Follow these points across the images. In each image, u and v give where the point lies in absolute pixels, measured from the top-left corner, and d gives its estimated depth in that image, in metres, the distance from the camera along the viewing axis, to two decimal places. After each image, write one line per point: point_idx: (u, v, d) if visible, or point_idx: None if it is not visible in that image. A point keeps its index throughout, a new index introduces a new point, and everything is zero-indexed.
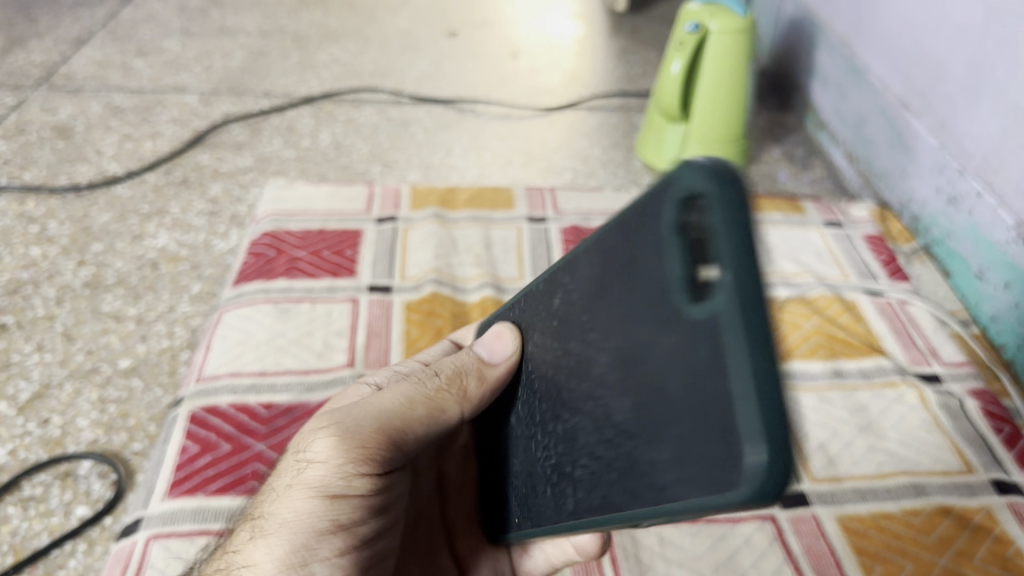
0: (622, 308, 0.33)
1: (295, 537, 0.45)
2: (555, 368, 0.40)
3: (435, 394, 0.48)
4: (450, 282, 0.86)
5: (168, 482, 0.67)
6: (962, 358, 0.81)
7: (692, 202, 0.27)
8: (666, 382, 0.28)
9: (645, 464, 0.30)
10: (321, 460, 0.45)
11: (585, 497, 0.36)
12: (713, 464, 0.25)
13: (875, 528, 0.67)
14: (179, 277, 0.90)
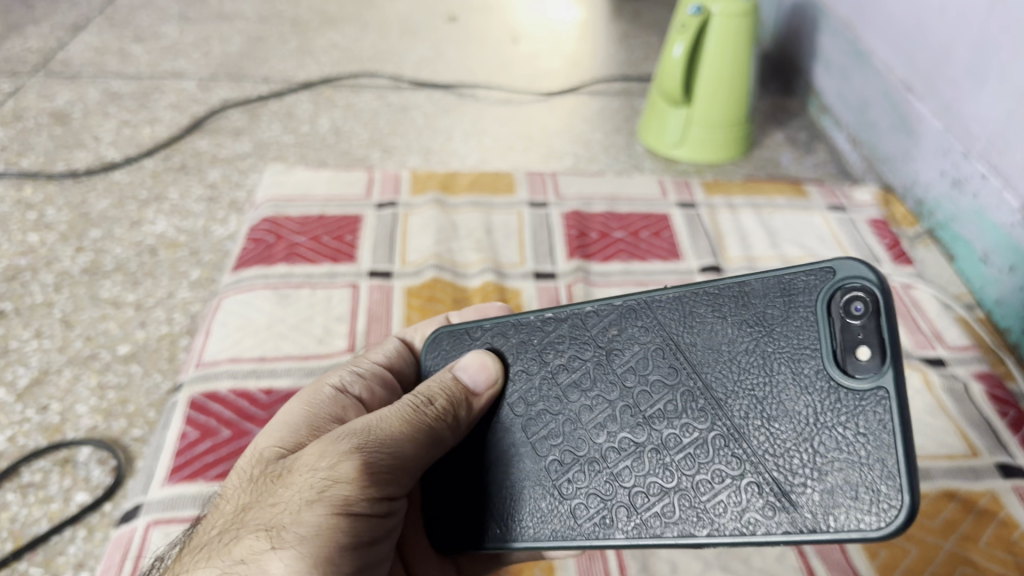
0: (742, 367, 0.44)
1: (318, 552, 0.41)
2: (590, 399, 0.48)
3: (434, 420, 0.48)
4: (451, 267, 0.86)
5: (169, 467, 0.67)
6: (966, 342, 0.81)
7: (856, 297, 0.43)
8: (810, 424, 0.41)
9: (766, 486, 0.42)
10: (348, 478, 0.43)
11: (648, 518, 0.44)
12: (863, 496, 0.39)
13: None
14: (178, 263, 0.89)
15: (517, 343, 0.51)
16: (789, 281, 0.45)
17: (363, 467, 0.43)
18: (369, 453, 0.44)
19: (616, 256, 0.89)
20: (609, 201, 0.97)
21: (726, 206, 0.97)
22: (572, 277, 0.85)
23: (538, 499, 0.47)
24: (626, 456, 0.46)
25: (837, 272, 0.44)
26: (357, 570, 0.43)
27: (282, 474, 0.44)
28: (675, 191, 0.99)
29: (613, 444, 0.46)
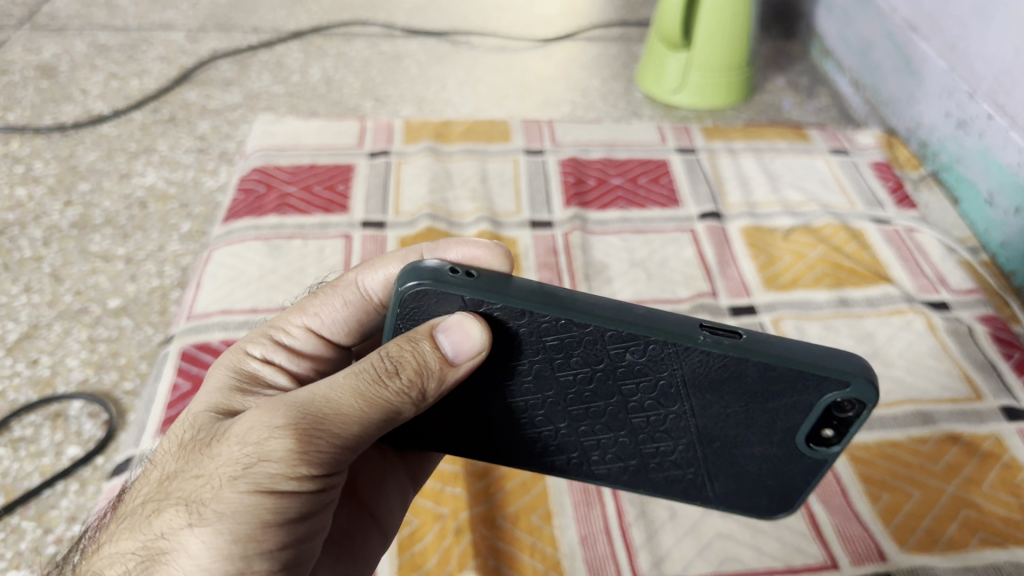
0: (732, 415, 0.43)
1: (240, 530, 0.39)
2: (582, 395, 0.44)
3: (393, 394, 0.41)
4: (445, 217, 0.84)
5: (161, 419, 0.66)
6: (970, 285, 0.79)
7: (852, 407, 0.41)
8: (760, 459, 0.46)
9: (696, 482, 0.48)
10: (278, 458, 0.39)
11: (600, 470, 0.49)
12: (762, 497, 0.49)
13: (881, 456, 0.66)
14: (169, 216, 0.88)
15: (508, 322, 0.41)
16: (815, 377, 0.40)
17: (299, 445, 0.39)
18: (310, 428, 0.40)
19: (614, 203, 0.87)
20: (607, 148, 0.95)
21: (726, 151, 0.95)
22: (569, 225, 0.84)
23: (507, 437, 0.48)
24: (597, 438, 0.46)
25: (855, 392, 0.40)
26: (288, 543, 0.41)
27: (215, 441, 0.41)
28: (674, 136, 0.97)
29: (591, 427, 0.46)
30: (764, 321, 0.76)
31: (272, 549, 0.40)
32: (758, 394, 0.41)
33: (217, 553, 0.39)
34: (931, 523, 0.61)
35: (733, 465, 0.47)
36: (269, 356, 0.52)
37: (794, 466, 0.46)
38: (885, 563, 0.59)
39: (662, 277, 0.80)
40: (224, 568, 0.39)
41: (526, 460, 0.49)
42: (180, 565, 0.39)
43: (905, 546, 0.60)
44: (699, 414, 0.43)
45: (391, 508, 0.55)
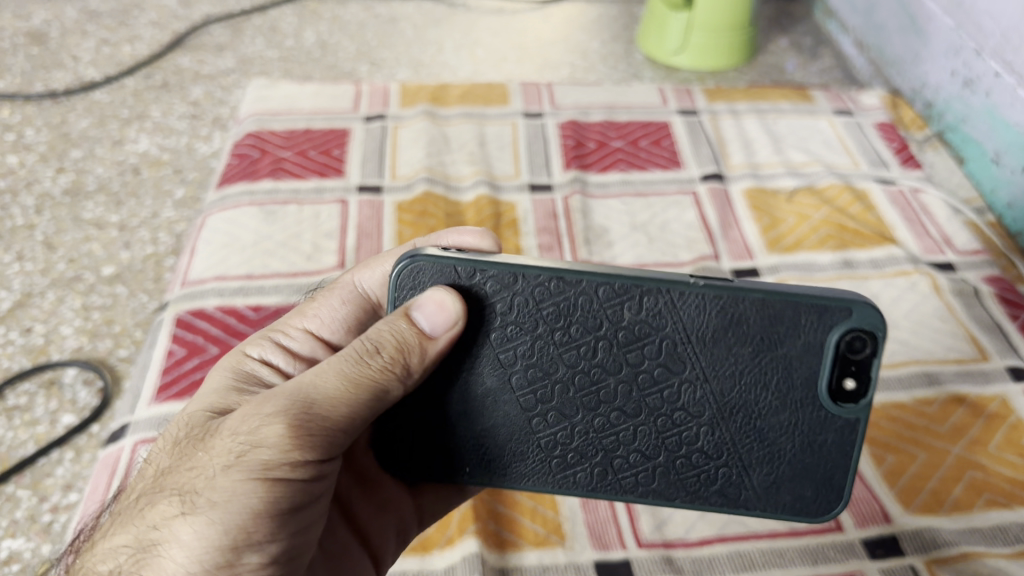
0: (745, 376, 0.41)
1: (232, 521, 0.37)
2: (591, 372, 0.42)
3: (381, 374, 0.40)
4: (443, 180, 0.83)
5: (156, 386, 0.65)
6: (977, 246, 0.78)
7: (864, 339, 0.40)
8: (790, 434, 0.42)
9: (731, 482, 0.44)
10: (269, 443, 0.37)
11: (627, 481, 0.44)
12: (809, 495, 0.43)
13: (886, 419, 0.65)
14: (162, 182, 0.87)
15: (504, 287, 0.41)
16: (813, 306, 0.40)
17: (292, 432, 0.38)
18: (301, 413, 0.38)
19: (615, 166, 0.86)
20: (607, 110, 0.93)
21: (729, 112, 0.94)
22: (569, 188, 0.82)
23: (523, 446, 0.44)
24: (614, 431, 0.43)
25: (857, 314, 0.39)
26: (283, 538, 0.39)
27: (208, 435, 0.40)
28: (676, 98, 0.95)
29: (605, 416, 0.43)
30: (767, 283, 0.75)
31: (265, 542, 0.38)
32: (763, 343, 0.41)
33: (209, 542, 0.37)
34: (936, 485, 0.60)
35: (765, 451, 0.43)
36: (266, 357, 0.49)
37: (831, 441, 0.42)
38: (890, 525, 0.58)
39: (663, 240, 0.78)
40: (215, 559, 0.37)
41: (547, 476, 0.45)
42: (170, 557, 0.37)
43: (909, 507, 0.59)
44: (710, 378, 0.42)
45: (386, 540, 0.50)
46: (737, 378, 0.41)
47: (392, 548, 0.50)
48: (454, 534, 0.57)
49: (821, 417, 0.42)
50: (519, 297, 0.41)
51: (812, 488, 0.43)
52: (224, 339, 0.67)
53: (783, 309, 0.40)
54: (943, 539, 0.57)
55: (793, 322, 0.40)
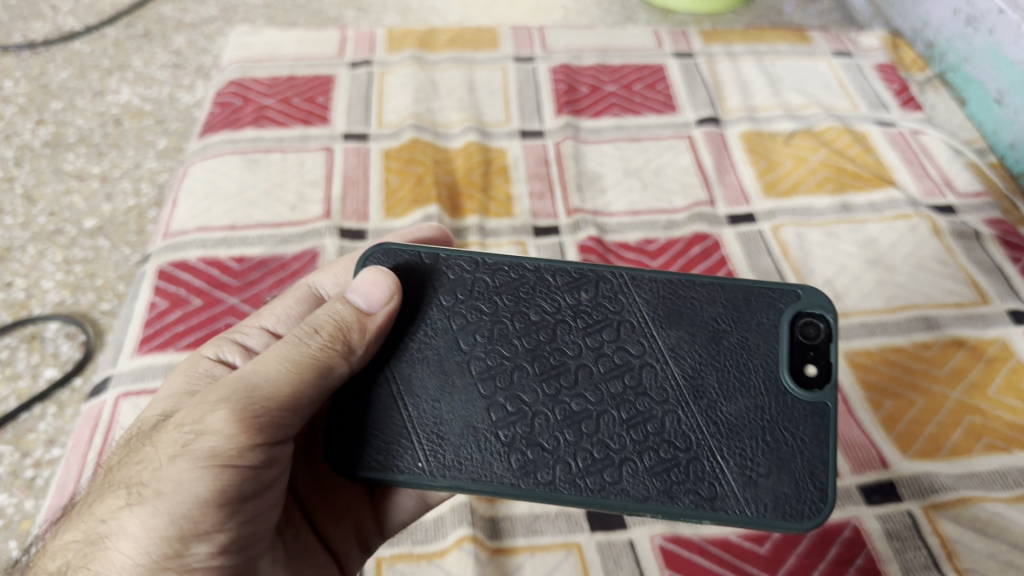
0: (706, 356, 0.41)
1: (179, 509, 0.35)
2: (551, 356, 0.41)
3: (321, 353, 0.39)
4: (431, 127, 0.80)
5: (138, 338, 0.63)
6: (978, 188, 0.76)
7: (815, 323, 0.41)
8: (758, 423, 0.40)
9: (706, 478, 0.39)
10: (212, 429, 0.36)
11: (590, 477, 0.39)
12: (787, 495, 0.38)
13: (883, 362, 0.64)
14: (145, 132, 0.85)
15: (465, 277, 0.43)
16: (761, 292, 0.42)
17: (235, 415, 0.37)
18: (245, 398, 0.37)
19: (608, 111, 0.84)
20: (600, 54, 0.90)
21: (725, 55, 0.91)
22: (561, 134, 0.80)
23: (479, 437, 0.40)
24: (574, 417, 0.40)
25: (805, 295, 0.41)
26: (232, 532, 0.37)
27: (156, 431, 0.39)
28: (671, 41, 0.92)
29: (566, 400, 0.40)
30: (763, 229, 0.73)
31: (213, 533, 0.36)
32: (719, 324, 0.41)
33: (156, 533, 0.35)
34: (935, 429, 0.59)
35: (733, 442, 0.39)
36: (222, 355, 0.46)
37: (800, 434, 0.39)
38: (887, 470, 0.57)
39: (657, 186, 0.77)
40: (161, 549, 0.35)
41: (501, 472, 0.39)
42: (118, 550, 0.35)
43: (907, 453, 0.58)
44: (670, 358, 0.41)
45: (345, 543, 0.48)
46: (698, 356, 0.41)
47: (354, 553, 0.49)
48: None
49: (787, 404, 0.40)
50: (479, 285, 0.43)
51: (789, 485, 0.38)
52: (208, 291, 0.66)
53: (734, 292, 0.42)
54: (941, 484, 0.56)
55: (744, 305, 0.42)
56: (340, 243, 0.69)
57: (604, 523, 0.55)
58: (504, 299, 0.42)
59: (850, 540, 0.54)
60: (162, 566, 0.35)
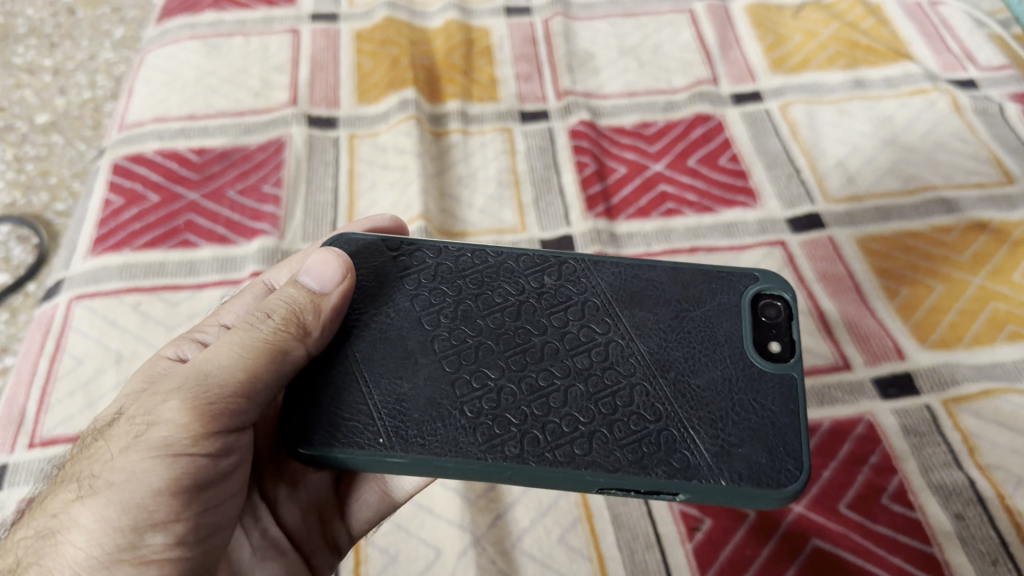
0: (672, 331, 0.38)
1: (131, 499, 0.31)
2: (516, 333, 0.38)
3: (275, 336, 0.36)
4: (407, 6, 0.74)
5: (93, 239, 0.58)
6: (1002, 62, 0.70)
7: (770, 304, 0.39)
8: (726, 393, 0.36)
9: (678, 446, 0.35)
10: (165, 416, 0.32)
11: (557, 449, 0.35)
12: (762, 463, 0.34)
13: (899, 249, 0.59)
14: (100, 22, 0.78)
15: (429, 264, 0.40)
16: (719, 274, 0.40)
17: (189, 402, 0.33)
18: (198, 384, 0.34)
19: None
20: None
21: None
22: (550, 11, 0.74)
23: (442, 410, 0.36)
24: (540, 391, 0.36)
25: (763, 279, 0.40)
26: (189, 526, 0.32)
27: (108, 427, 0.35)
28: None
29: (530, 376, 0.37)
30: (770, 108, 0.67)
31: (170, 523, 0.32)
32: (681, 303, 0.39)
33: (107, 524, 0.30)
34: (955, 318, 0.55)
35: (705, 412, 0.36)
36: (184, 355, 0.42)
37: (770, 404, 0.36)
38: (904, 362, 0.53)
39: (655, 65, 0.70)
40: (115, 537, 0.31)
41: (464, 445, 0.35)
42: (69, 543, 0.31)
43: (926, 343, 0.54)
44: (637, 335, 0.38)
45: (309, 539, 0.43)
46: (664, 332, 0.38)
47: (324, 554, 0.43)
48: None
49: (755, 375, 0.37)
50: (439, 269, 0.40)
51: (761, 452, 0.35)
52: (167, 187, 0.60)
53: (691, 273, 0.40)
54: (963, 376, 0.52)
55: (703, 286, 0.39)
56: (308, 132, 0.64)
57: None
58: (464, 282, 0.39)
59: (864, 438, 0.49)
60: (116, 559, 0.30)
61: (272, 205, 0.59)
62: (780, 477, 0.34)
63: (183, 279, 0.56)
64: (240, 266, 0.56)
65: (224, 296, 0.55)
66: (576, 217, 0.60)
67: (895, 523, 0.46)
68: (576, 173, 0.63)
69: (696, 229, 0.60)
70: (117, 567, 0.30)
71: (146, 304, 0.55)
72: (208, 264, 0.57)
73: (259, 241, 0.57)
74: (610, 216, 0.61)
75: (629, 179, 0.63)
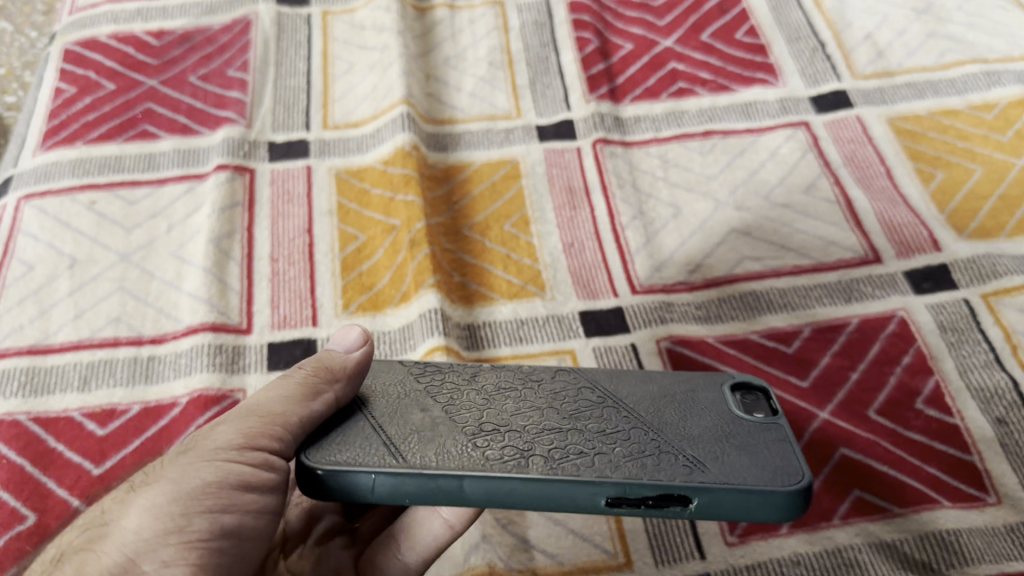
0: (665, 386, 0.33)
1: (178, 494, 0.27)
2: (507, 400, 0.32)
3: (307, 372, 0.31)
4: None
5: (42, 132, 0.52)
6: None
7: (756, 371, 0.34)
8: (721, 428, 0.31)
9: (680, 463, 0.29)
10: (218, 432, 0.29)
11: (565, 463, 0.29)
12: (763, 472, 0.29)
13: (935, 130, 0.53)
14: None
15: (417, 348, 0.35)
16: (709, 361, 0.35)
17: (238, 425, 0.29)
18: (246, 411, 0.30)
19: None
20: None
21: None
22: None
23: (431, 441, 0.30)
24: (532, 427, 0.31)
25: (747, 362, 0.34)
26: (233, 527, 0.28)
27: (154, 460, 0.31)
28: None
29: (524, 424, 0.31)
30: None
31: (218, 513, 0.28)
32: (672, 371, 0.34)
33: (153, 511, 0.27)
34: (997, 204, 0.49)
35: (704, 440, 0.30)
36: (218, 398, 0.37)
37: (766, 435, 0.30)
38: (939, 253, 0.48)
39: None
40: (163, 518, 0.27)
41: (456, 460, 0.29)
42: (118, 524, 0.27)
43: (964, 233, 0.48)
44: (630, 389, 0.33)
45: None
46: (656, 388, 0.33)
47: None
48: (410, 289, 0.46)
49: (747, 416, 0.31)
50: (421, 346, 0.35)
51: (763, 468, 0.29)
52: (122, 74, 0.55)
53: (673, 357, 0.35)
54: (1005, 268, 0.46)
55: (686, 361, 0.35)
56: (277, 10, 0.59)
57: (602, 326, 0.45)
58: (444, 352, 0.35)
59: (896, 335, 0.45)
60: (162, 542, 0.26)
61: (238, 90, 0.54)
62: (781, 481, 0.29)
63: (142, 173, 0.50)
64: (204, 159, 0.51)
65: (187, 192, 0.50)
66: (576, 100, 0.55)
67: (930, 428, 0.41)
68: (576, 51, 0.57)
69: (710, 111, 0.54)
70: (163, 551, 0.26)
71: (102, 202, 0.49)
72: (169, 157, 0.51)
73: (224, 130, 0.52)
74: (615, 98, 0.55)
75: (636, 58, 0.57)
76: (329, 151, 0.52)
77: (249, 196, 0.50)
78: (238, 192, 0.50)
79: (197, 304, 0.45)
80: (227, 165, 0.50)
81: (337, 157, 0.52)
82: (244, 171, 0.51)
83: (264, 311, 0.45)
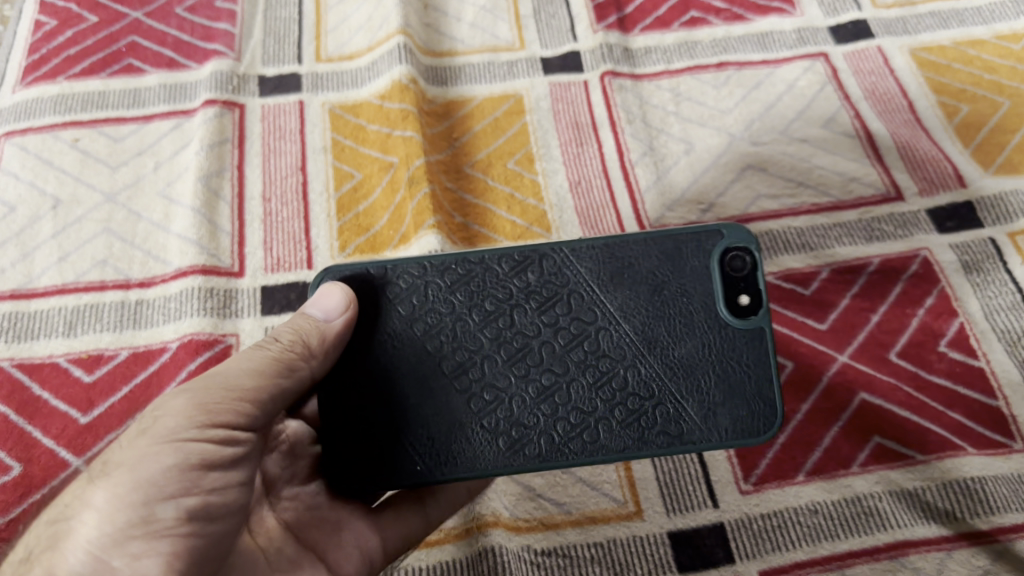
0: (645, 310, 0.30)
1: (134, 481, 0.24)
2: (486, 345, 0.30)
3: (282, 346, 0.29)
4: None
5: (22, 67, 0.50)
6: None
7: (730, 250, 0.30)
8: (707, 357, 0.29)
9: (673, 417, 0.29)
10: (170, 407, 0.26)
11: (568, 443, 0.29)
12: (750, 412, 0.29)
13: (959, 61, 0.50)
14: None
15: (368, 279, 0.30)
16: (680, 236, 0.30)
17: (194, 398, 0.26)
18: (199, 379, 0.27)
19: None
20: None
21: None
22: None
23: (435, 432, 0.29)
24: (522, 398, 0.29)
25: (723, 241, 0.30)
26: (202, 510, 0.25)
27: None
28: None
29: (514, 386, 0.29)
30: None
31: (182, 497, 0.25)
32: (645, 279, 0.30)
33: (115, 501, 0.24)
34: None
35: (693, 382, 0.29)
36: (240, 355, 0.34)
37: (754, 364, 0.29)
38: (964, 190, 0.45)
39: None
40: (124, 509, 0.24)
41: (467, 457, 0.29)
42: (79, 521, 0.24)
43: (990, 167, 0.46)
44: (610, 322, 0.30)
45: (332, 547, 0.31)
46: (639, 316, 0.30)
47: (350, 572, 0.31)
48: (409, 230, 0.44)
49: (733, 338, 0.29)
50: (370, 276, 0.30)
51: (750, 405, 0.29)
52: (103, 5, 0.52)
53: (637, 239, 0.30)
54: None
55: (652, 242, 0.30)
56: None
57: None
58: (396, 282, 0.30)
59: (919, 276, 0.43)
60: (126, 534, 0.23)
61: (227, 23, 0.51)
62: (763, 421, 0.29)
63: (127, 110, 0.48)
64: (192, 95, 0.49)
65: (174, 129, 0.47)
66: (583, 31, 0.52)
67: (954, 372, 0.40)
68: None
69: (724, 42, 0.51)
70: (130, 545, 0.23)
71: (86, 140, 0.47)
72: (156, 94, 0.49)
73: (212, 65, 0.50)
74: (623, 28, 0.52)
75: None
76: (322, 84, 0.50)
77: (240, 133, 0.47)
78: (227, 129, 0.47)
79: (186, 246, 0.43)
80: (216, 100, 0.48)
81: (331, 91, 0.50)
82: (233, 107, 0.48)
83: (256, 253, 0.43)
